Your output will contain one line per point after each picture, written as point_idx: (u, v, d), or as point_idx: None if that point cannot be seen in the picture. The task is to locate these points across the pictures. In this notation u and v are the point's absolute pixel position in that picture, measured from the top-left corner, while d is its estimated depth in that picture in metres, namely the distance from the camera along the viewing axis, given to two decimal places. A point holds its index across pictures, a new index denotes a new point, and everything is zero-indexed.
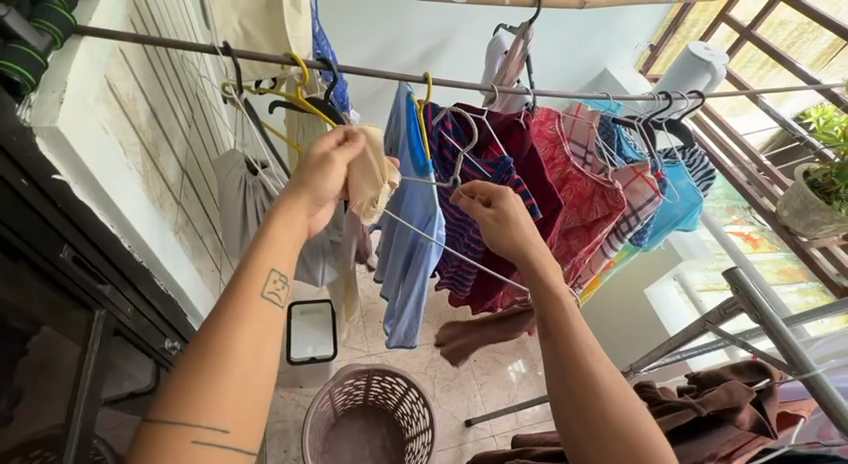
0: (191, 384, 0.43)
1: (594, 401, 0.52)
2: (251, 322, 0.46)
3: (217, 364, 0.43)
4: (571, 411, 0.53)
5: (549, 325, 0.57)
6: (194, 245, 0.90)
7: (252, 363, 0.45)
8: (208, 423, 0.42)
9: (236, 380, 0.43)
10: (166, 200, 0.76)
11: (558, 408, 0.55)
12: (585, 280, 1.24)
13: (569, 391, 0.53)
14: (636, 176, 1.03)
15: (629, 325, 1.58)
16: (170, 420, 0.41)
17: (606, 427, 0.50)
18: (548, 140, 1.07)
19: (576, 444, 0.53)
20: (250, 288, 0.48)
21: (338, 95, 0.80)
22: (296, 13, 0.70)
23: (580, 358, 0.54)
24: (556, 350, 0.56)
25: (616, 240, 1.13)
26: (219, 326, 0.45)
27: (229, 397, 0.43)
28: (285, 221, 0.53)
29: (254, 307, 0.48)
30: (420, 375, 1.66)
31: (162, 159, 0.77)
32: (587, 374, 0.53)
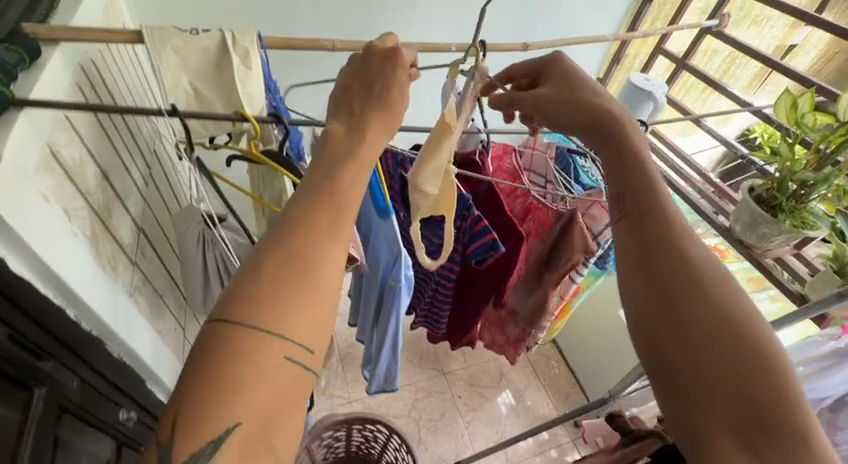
0: (268, 285, 0.38)
1: (686, 287, 0.45)
2: (325, 227, 0.41)
3: (304, 271, 0.39)
4: (658, 302, 0.46)
5: (633, 206, 0.51)
6: (152, 304, 0.87)
7: (316, 266, 0.39)
8: (285, 334, 0.37)
9: (301, 292, 0.38)
10: (118, 261, 0.74)
11: (633, 298, 0.48)
12: (557, 307, 1.24)
13: (660, 278, 0.46)
14: (593, 202, 1.07)
15: (608, 348, 1.59)
16: (246, 324, 0.36)
17: (691, 306, 0.44)
18: (509, 175, 1.13)
19: (659, 349, 0.44)
20: (326, 207, 0.42)
21: (295, 145, 0.81)
22: (246, 70, 0.73)
23: (674, 240, 0.48)
24: (639, 228, 0.50)
25: (582, 266, 1.14)
26: (300, 223, 0.40)
27: (288, 311, 0.37)
28: (384, 124, 0.49)
29: (333, 219, 0.42)
30: (403, 418, 1.60)
31: (115, 218, 0.75)
32: (684, 256, 0.47)
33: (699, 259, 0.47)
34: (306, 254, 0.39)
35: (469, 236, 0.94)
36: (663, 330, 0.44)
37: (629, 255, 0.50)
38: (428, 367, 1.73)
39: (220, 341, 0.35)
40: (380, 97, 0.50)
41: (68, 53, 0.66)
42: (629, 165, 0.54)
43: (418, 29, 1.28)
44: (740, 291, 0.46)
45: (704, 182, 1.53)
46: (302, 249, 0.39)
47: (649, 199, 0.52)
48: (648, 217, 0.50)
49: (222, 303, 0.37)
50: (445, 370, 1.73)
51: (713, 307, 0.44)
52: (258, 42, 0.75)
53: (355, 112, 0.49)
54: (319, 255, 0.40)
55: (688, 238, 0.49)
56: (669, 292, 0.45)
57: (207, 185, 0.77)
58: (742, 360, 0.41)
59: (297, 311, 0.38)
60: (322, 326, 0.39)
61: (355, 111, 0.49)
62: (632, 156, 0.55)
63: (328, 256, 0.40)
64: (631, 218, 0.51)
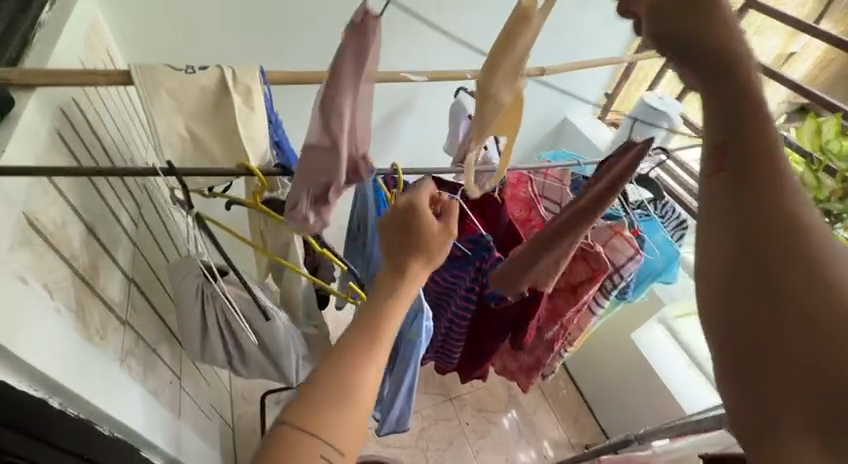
0: (323, 389, 0.43)
1: (780, 259, 0.32)
2: (382, 323, 0.48)
3: (354, 382, 0.43)
4: (740, 276, 0.33)
5: (726, 146, 0.36)
6: (147, 361, 0.79)
7: (365, 375, 0.44)
8: (327, 438, 0.41)
9: (349, 397, 0.43)
10: (108, 325, 0.66)
11: (708, 265, 0.36)
12: (575, 338, 1.19)
13: (746, 242, 0.34)
14: (614, 233, 1.02)
15: (620, 372, 1.56)
16: (299, 423, 0.41)
17: (789, 284, 0.32)
18: (524, 204, 1.06)
19: (733, 331, 0.33)
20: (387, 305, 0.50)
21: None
22: (249, 111, 0.66)
23: (775, 196, 0.34)
24: (731, 176, 0.36)
25: (603, 297, 1.09)
26: (360, 327, 0.47)
27: (334, 413, 0.42)
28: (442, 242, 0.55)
29: (390, 314, 0.49)
30: (410, 449, 1.54)
31: (104, 277, 0.68)
32: (785, 217, 0.33)
33: (810, 229, 0.33)
34: (354, 372, 0.44)
35: (489, 278, 0.91)
36: (745, 319, 0.33)
37: (715, 216, 0.36)
38: (434, 392, 1.67)
39: (277, 436, 0.41)
40: (429, 239, 0.54)
41: (46, 99, 0.59)
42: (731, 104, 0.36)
43: (424, 51, 1.19)
44: None
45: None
46: (350, 361, 0.44)
47: (755, 148, 0.35)
48: (753, 172, 0.35)
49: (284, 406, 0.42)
50: (451, 395, 1.67)
51: (831, 302, 0.30)
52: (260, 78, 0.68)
53: (403, 256, 0.54)
54: (358, 376, 0.44)
55: (801, 203, 0.34)
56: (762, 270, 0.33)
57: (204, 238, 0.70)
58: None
59: (334, 419, 0.42)
60: (359, 428, 0.43)
61: (399, 258, 0.53)
62: (747, 90, 0.36)
63: (372, 367, 0.45)
64: (729, 172, 0.36)
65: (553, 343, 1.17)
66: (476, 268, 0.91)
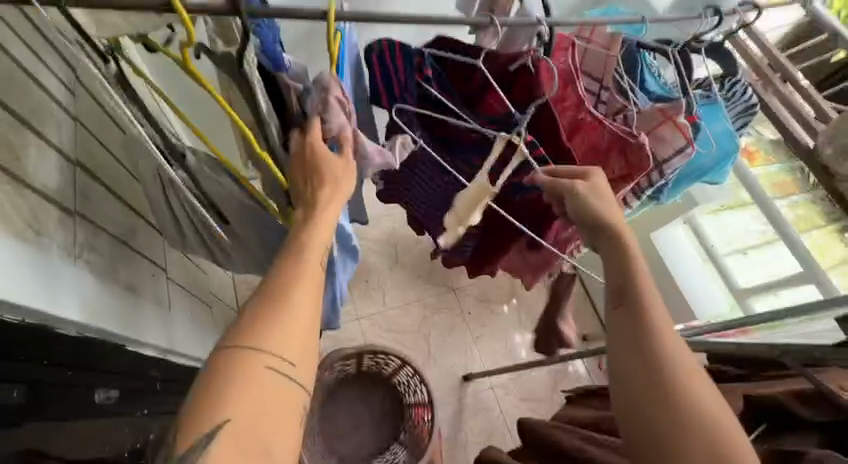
0: (259, 310, 0.45)
1: (660, 367, 0.48)
2: (311, 234, 0.53)
3: (286, 298, 0.46)
4: (643, 385, 0.48)
5: (626, 292, 0.54)
6: (118, 252, 0.71)
7: (299, 283, 0.48)
8: (276, 352, 0.43)
9: (291, 309, 0.46)
10: (48, 216, 0.54)
11: (621, 374, 0.50)
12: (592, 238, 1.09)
13: (642, 362, 0.49)
14: (665, 120, 0.85)
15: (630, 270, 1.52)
16: (243, 347, 0.43)
17: (666, 370, 0.48)
18: (559, 77, 0.87)
19: (637, 416, 0.47)
20: (319, 221, 0.54)
21: (269, 47, 0.56)
22: None
23: (646, 326, 0.51)
24: (629, 310, 0.52)
25: (634, 197, 0.95)
26: (293, 245, 0.52)
27: (279, 327, 0.44)
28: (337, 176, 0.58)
29: (318, 231, 0.54)
30: (413, 334, 1.58)
31: (29, 159, 0.54)
32: (660, 338, 0.50)
33: (681, 351, 0.50)
34: (287, 287, 0.47)
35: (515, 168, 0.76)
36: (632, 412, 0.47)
37: (626, 341, 0.51)
38: (437, 283, 1.65)
39: (220, 365, 0.42)
40: (323, 165, 0.57)
41: None
42: (617, 260, 0.57)
43: None
44: (695, 370, 0.48)
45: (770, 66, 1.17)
46: (284, 278, 0.48)
47: (638, 288, 0.54)
48: (639, 304, 0.53)
49: (226, 335, 0.45)
50: (454, 286, 1.66)
51: (675, 393, 0.46)
52: None
53: (306, 192, 0.57)
54: (293, 287, 0.47)
55: (664, 320, 0.52)
56: (662, 387, 0.47)
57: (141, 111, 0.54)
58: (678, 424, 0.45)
59: (277, 333, 0.44)
60: (308, 338, 0.46)
61: (303, 195, 0.57)
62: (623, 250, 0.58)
63: (301, 283, 0.48)
64: (625, 307, 0.53)
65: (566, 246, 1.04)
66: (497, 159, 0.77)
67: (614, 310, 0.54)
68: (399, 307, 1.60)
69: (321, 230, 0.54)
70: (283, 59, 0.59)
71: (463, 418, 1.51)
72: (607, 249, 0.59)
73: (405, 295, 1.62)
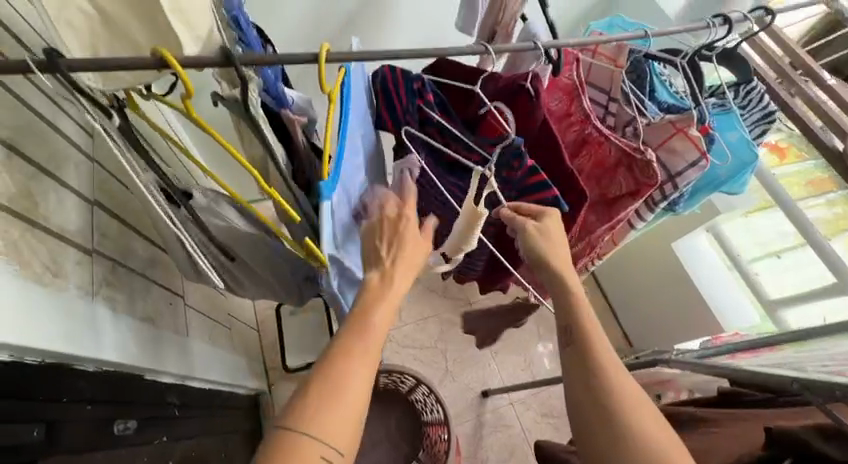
0: (316, 395, 0.46)
1: (607, 401, 0.53)
2: (378, 312, 0.52)
3: (347, 387, 0.46)
4: (592, 418, 0.53)
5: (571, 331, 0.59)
6: (135, 286, 0.73)
7: (361, 370, 0.48)
8: (329, 442, 0.44)
9: (349, 396, 0.46)
10: (66, 258, 0.57)
11: (575, 408, 0.55)
12: (606, 252, 1.06)
13: (591, 395, 0.54)
14: (676, 132, 0.83)
15: (653, 280, 1.46)
16: (297, 431, 0.44)
17: (609, 402, 0.53)
18: (563, 93, 0.87)
19: (593, 451, 0.52)
20: (385, 298, 0.54)
21: (272, 87, 0.57)
22: None
23: (591, 362, 0.56)
24: (574, 346, 0.58)
25: (647, 210, 0.92)
26: (356, 322, 0.51)
27: (337, 417, 0.45)
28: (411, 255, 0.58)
29: (384, 310, 0.53)
30: (430, 349, 1.58)
31: (48, 205, 0.57)
32: (602, 369, 0.55)
33: (623, 379, 0.55)
34: (349, 373, 0.47)
35: (519, 191, 0.75)
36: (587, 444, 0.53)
37: (576, 375, 0.56)
38: (453, 298, 1.64)
39: (278, 445, 0.44)
40: (406, 232, 0.59)
41: None
42: (561, 297, 0.63)
43: None
44: (636, 397, 0.53)
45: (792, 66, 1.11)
46: (345, 362, 0.48)
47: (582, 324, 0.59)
48: (582, 339, 0.58)
49: (284, 412, 0.46)
50: (470, 300, 1.65)
51: (619, 421, 0.51)
52: None
53: (382, 257, 0.57)
54: (353, 373, 0.47)
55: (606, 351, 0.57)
56: (609, 416, 0.52)
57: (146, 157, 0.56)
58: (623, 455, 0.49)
59: (331, 423, 0.45)
60: (358, 427, 0.47)
61: (380, 255, 0.57)
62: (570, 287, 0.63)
63: (362, 368, 0.48)
64: (572, 346, 0.59)
65: (576, 261, 1.01)
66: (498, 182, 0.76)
67: (564, 348, 0.59)
68: (415, 323, 1.60)
69: (386, 308, 0.53)
70: (286, 98, 0.59)
71: (482, 435, 1.49)
72: (552, 283, 0.64)
73: (421, 311, 1.61)
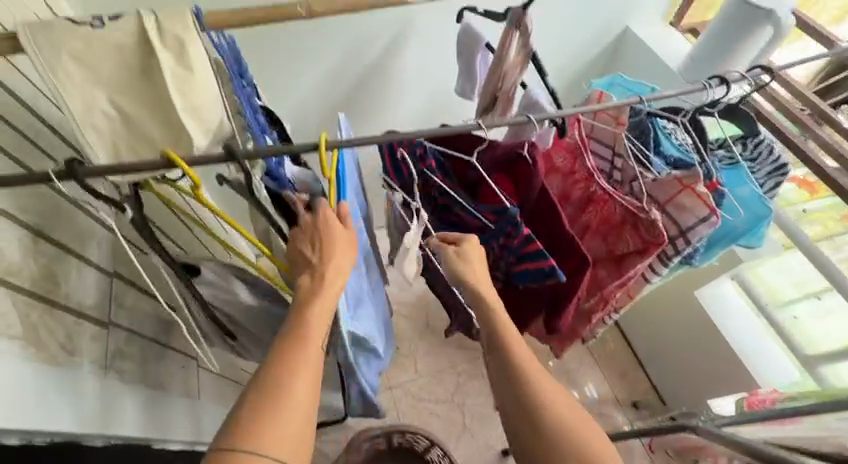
0: (254, 409, 0.50)
1: (531, 404, 0.60)
2: (312, 324, 0.56)
3: (285, 398, 0.51)
4: (521, 418, 0.60)
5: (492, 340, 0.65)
6: (149, 353, 0.75)
7: (293, 378, 0.52)
8: (268, 452, 0.48)
9: (288, 405, 0.51)
10: (82, 334, 0.60)
11: (505, 409, 0.62)
12: (623, 306, 1.03)
13: (517, 401, 0.61)
14: (683, 188, 0.82)
15: (678, 330, 1.40)
16: (237, 449, 0.47)
17: (533, 404, 0.59)
18: (566, 152, 0.88)
19: (524, 446, 0.59)
20: (319, 310, 0.58)
21: (275, 172, 0.60)
22: (188, 75, 0.51)
23: (515, 369, 0.62)
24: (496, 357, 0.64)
25: (661, 265, 0.90)
26: (290, 339, 0.55)
27: (278, 429, 0.49)
28: (337, 258, 0.61)
29: (316, 322, 0.57)
30: (447, 404, 1.52)
31: (68, 282, 0.60)
32: (525, 375, 0.61)
33: (542, 380, 0.61)
34: (282, 385, 0.51)
35: (516, 258, 0.75)
36: (520, 445, 0.60)
37: (501, 381, 0.63)
38: (469, 348, 1.60)
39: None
40: (331, 237, 0.60)
41: None
42: (482, 310, 0.68)
43: None
44: (556, 395, 0.60)
45: (804, 111, 1.10)
46: (279, 376, 0.52)
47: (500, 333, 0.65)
48: (503, 347, 0.64)
49: (222, 433, 0.49)
50: None
51: (546, 423, 0.58)
52: (197, 25, 0.52)
53: (313, 262, 0.60)
54: (290, 383, 0.52)
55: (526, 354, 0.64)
56: (535, 418, 0.59)
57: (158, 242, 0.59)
58: (547, 449, 0.58)
59: (273, 435, 0.49)
60: (301, 440, 0.51)
61: (311, 259, 0.60)
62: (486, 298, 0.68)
63: (297, 379, 0.52)
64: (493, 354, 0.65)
65: (592, 316, 0.98)
66: (497, 248, 0.77)
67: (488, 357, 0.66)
68: (431, 376, 1.56)
69: (318, 318, 0.57)
70: (287, 180, 0.62)
71: None
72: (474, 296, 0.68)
73: (437, 363, 1.58)
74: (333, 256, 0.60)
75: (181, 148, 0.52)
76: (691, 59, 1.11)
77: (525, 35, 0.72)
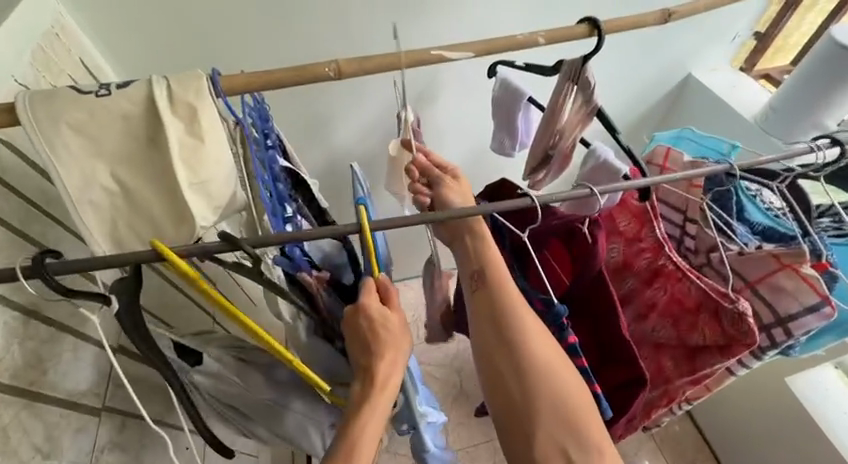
0: None
1: (521, 344, 0.53)
2: (368, 418, 0.48)
3: None
4: (502, 353, 0.53)
5: (482, 271, 0.56)
6: (148, 437, 0.67)
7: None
8: None
9: None
10: (65, 428, 0.52)
11: (483, 346, 0.55)
12: (699, 397, 0.85)
13: (504, 338, 0.53)
14: (781, 268, 0.68)
15: (764, 419, 1.16)
16: None
17: (522, 344, 0.53)
18: (632, 217, 0.75)
19: (502, 384, 0.53)
20: (379, 402, 0.49)
21: (293, 258, 0.56)
22: (198, 146, 0.45)
23: (507, 309, 0.54)
24: (484, 290, 0.55)
25: (752, 358, 0.74)
26: (343, 438, 0.47)
27: None
28: (394, 349, 0.51)
29: (372, 416, 0.49)
30: None
31: (58, 368, 0.53)
32: (517, 314, 0.54)
33: (534, 322, 0.54)
34: None
35: None
36: (495, 389, 0.54)
37: (486, 318, 0.55)
38: None
39: None
40: (381, 333, 0.52)
41: None
42: (474, 243, 0.57)
43: (477, 7, 0.86)
44: (548, 340, 0.54)
45: None
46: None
47: (493, 266, 0.56)
48: (494, 282, 0.55)
49: None
50: None
51: (537, 373, 0.52)
52: (211, 90, 0.47)
53: (365, 361, 0.51)
54: None
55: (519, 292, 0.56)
56: (520, 358, 0.53)
57: (156, 331, 0.53)
58: (528, 394, 0.52)
59: None
60: None
61: (362, 363, 0.51)
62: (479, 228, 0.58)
63: None
64: (481, 286, 0.55)
65: (652, 414, 0.81)
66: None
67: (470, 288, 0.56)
68: (465, 451, 1.38)
69: (373, 412, 0.49)
70: (304, 263, 0.57)
71: None
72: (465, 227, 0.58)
73: (471, 435, 1.41)
74: (392, 339, 0.52)
75: (185, 227, 0.45)
76: (773, 108, 0.97)
77: (584, 91, 0.63)
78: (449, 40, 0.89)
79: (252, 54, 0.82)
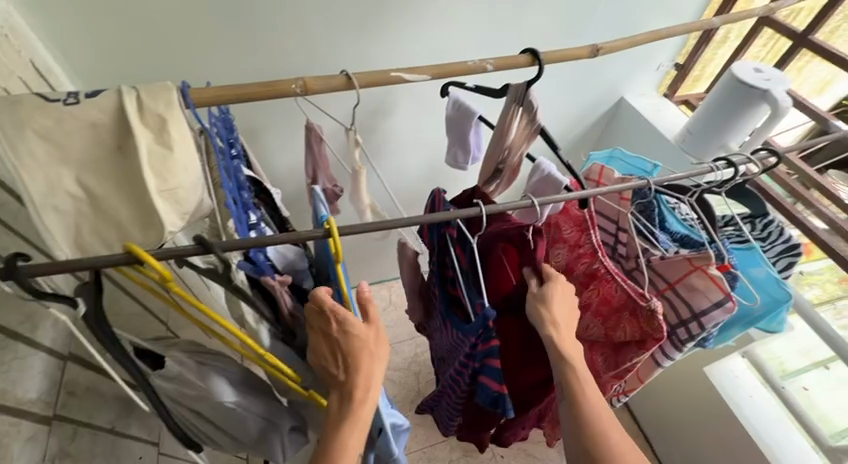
0: None
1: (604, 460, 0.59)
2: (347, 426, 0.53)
3: None
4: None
5: (568, 393, 0.64)
6: (102, 446, 0.66)
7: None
8: None
9: None
10: (17, 438, 0.51)
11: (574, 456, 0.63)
12: (632, 388, 0.95)
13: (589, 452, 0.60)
14: (694, 269, 0.78)
15: (692, 405, 1.30)
16: None
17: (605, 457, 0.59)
18: (574, 224, 0.83)
19: None
20: (358, 408, 0.54)
21: (258, 262, 0.59)
22: (167, 155, 0.47)
23: (591, 427, 0.61)
24: (570, 406, 0.63)
25: (674, 350, 0.84)
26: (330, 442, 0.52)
27: None
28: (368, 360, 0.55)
29: (355, 420, 0.53)
30: None
31: (8, 376, 0.52)
32: (600, 430, 0.61)
33: (615, 439, 0.60)
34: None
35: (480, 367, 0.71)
36: None
37: (575, 432, 0.62)
38: None
39: None
40: (351, 336, 0.55)
41: None
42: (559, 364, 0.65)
43: (433, 30, 0.92)
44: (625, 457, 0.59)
45: (807, 187, 1.08)
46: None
47: (573, 386, 0.63)
48: (578, 401, 0.63)
49: None
50: None
51: None
52: (181, 101, 0.49)
53: (341, 368, 0.56)
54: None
55: (598, 412, 0.63)
56: None
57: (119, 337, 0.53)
58: None
59: None
60: None
61: (339, 373, 0.56)
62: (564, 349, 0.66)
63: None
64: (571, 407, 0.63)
65: None
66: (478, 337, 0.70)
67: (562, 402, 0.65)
68: (422, 451, 1.42)
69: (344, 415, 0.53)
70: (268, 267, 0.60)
71: None
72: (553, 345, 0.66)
73: (428, 435, 1.45)
74: (365, 347, 0.55)
75: (152, 233, 0.47)
76: (690, 132, 1.12)
77: (528, 114, 0.70)
78: (408, 61, 0.95)
79: (214, 64, 0.84)
